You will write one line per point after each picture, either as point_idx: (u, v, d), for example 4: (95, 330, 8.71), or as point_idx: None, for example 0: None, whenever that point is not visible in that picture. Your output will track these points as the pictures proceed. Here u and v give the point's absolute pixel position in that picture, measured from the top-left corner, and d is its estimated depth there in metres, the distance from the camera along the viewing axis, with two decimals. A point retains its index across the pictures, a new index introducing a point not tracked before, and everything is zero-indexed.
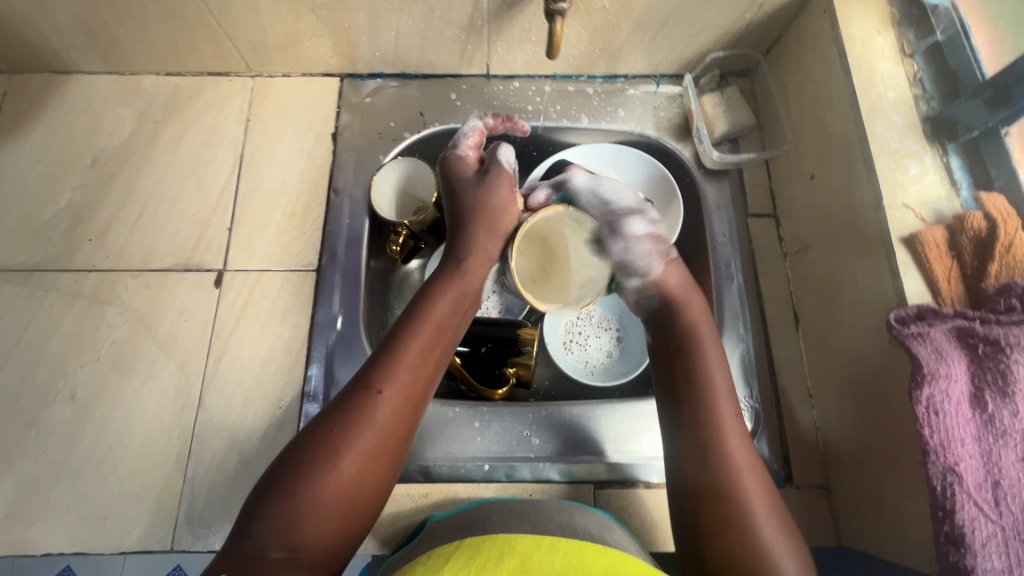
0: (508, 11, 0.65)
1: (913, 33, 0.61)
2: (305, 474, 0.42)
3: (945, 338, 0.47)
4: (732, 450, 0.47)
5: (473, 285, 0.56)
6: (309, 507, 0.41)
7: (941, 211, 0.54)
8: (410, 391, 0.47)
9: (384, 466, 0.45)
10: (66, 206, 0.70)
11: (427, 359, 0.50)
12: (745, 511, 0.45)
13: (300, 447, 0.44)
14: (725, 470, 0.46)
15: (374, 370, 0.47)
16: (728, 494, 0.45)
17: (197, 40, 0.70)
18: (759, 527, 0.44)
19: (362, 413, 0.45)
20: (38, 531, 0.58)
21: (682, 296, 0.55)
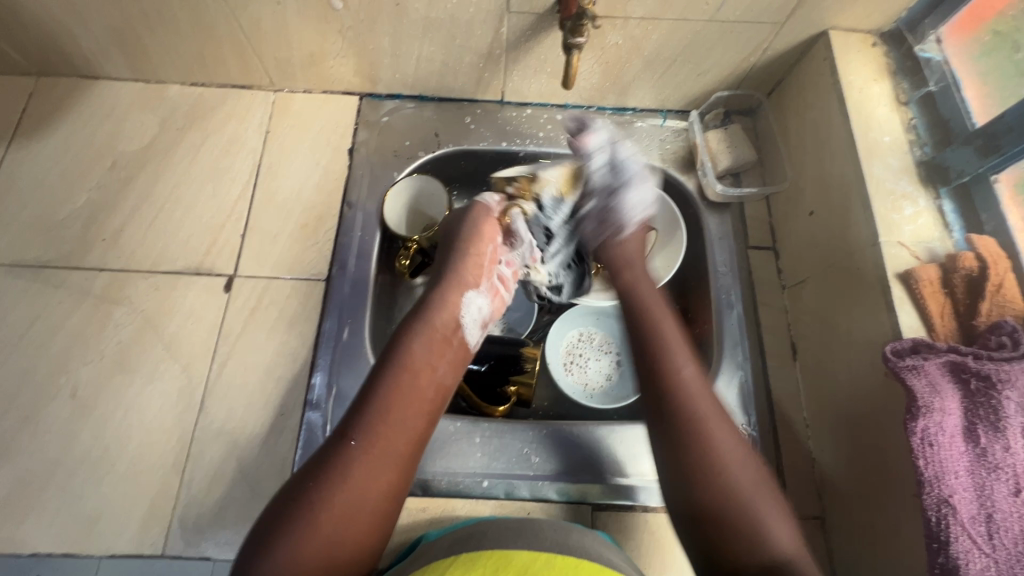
0: (526, 42, 0.68)
1: (907, 84, 0.65)
2: (285, 531, 0.43)
3: (938, 372, 0.49)
4: (692, 397, 0.52)
5: (452, 325, 0.57)
6: (302, 546, 0.43)
7: (933, 250, 0.56)
8: (386, 441, 0.48)
9: (367, 515, 0.46)
10: (82, 206, 0.72)
11: (414, 394, 0.52)
12: (712, 458, 0.49)
13: (289, 499, 0.46)
14: (694, 426, 0.50)
15: (350, 422, 0.49)
16: (699, 445, 0.50)
17: (224, 54, 0.73)
18: (734, 478, 0.48)
19: (346, 458, 0.47)
20: (27, 530, 0.57)
21: (632, 262, 0.65)
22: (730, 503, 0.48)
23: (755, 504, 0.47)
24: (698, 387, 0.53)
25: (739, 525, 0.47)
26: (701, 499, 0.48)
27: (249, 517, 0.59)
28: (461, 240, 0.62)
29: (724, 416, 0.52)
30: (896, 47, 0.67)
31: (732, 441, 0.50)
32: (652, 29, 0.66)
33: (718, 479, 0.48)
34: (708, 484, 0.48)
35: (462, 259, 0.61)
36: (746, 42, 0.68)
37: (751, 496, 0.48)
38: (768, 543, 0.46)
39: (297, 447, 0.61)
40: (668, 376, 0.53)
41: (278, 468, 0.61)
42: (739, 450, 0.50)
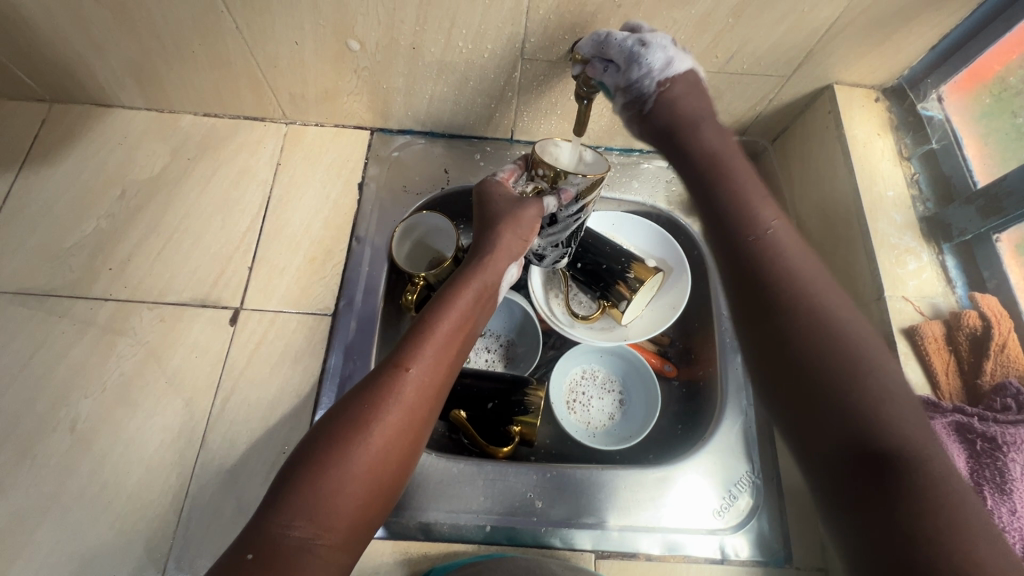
0: (538, 86, 0.69)
1: (910, 139, 0.67)
2: (338, 447, 0.43)
3: (944, 431, 0.49)
4: (776, 247, 0.48)
5: (491, 286, 0.58)
6: (339, 483, 0.42)
7: (937, 306, 0.57)
8: (435, 371, 0.50)
9: (411, 436, 0.47)
10: (90, 234, 0.72)
11: (451, 342, 0.53)
12: (819, 329, 0.43)
13: (324, 435, 0.44)
14: (796, 298, 0.45)
15: (401, 353, 0.50)
16: (803, 313, 0.44)
17: (240, 87, 0.73)
18: (842, 347, 0.42)
19: (390, 392, 0.47)
20: (17, 569, 0.56)
21: (701, 124, 0.56)
22: (837, 363, 0.41)
23: (872, 365, 0.41)
24: (787, 240, 0.48)
25: (847, 401, 0.39)
26: (805, 371, 0.42)
27: None
28: (515, 215, 0.58)
29: (827, 281, 0.46)
30: (899, 102, 0.68)
31: (844, 314, 0.44)
32: None
33: (824, 339, 0.42)
34: (815, 346, 0.42)
35: (513, 232, 0.58)
36: (753, 93, 0.70)
37: (867, 365, 0.41)
38: (885, 420, 0.38)
39: None
40: (755, 235, 0.49)
41: None
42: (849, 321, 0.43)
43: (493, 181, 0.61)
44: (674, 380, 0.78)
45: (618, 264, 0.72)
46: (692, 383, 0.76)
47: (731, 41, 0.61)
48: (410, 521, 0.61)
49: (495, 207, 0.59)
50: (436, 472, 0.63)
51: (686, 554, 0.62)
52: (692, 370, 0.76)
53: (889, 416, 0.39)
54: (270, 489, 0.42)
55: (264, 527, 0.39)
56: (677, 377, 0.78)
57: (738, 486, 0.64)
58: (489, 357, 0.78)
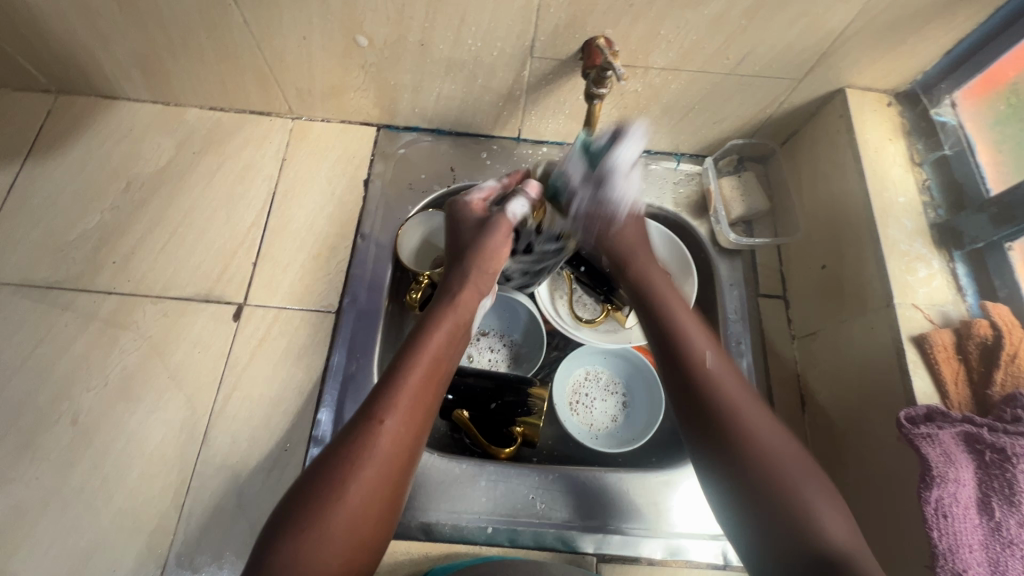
0: (547, 85, 0.69)
1: (922, 144, 0.66)
2: (316, 510, 0.43)
3: (953, 441, 0.49)
4: (723, 391, 0.50)
5: (467, 318, 0.58)
6: (316, 551, 0.42)
7: (947, 314, 0.57)
8: (410, 416, 0.48)
9: (391, 486, 0.46)
10: (94, 226, 0.71)
11: (429, 382, 0.51)
12: (730, 409, 0.49)
13: (301, 503, 0.44)
14: (751, 460, 0.47)
15: (373, 404, 0.48)
16: (754, 456, 0.47)
17: (246, 82, 0.73)
18: (780, 463, 0.46)
19: (366, 448, 0.46)
20: (18, 563, 0.56)
21: (634, 252, 0.64)
22: (770, 492, 0.46)
23: (802, 493, 0.45)
24: (722, 371, 0.52)
25: (791, 513, 0.44)
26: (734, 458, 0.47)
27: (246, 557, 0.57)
28: (484, 247, 0.61)
29: (760, 409, 0.50)
30: (911, 107, 0.68)
31: (751, 405, 0.50)
32: (671, 79, 0.67)
33: (736, 433, 0.48)
34: (764, 471, 0.46)
35: (480, 267, 0.61)
36: (764, 95, 0.69)
37: (792, 482, 0.46)
38: (823, 528, 0.43)
39: None
40: (698, 376, 0.52)
41: None
42: (773, 431, 0.48)
43: (467, 204, 0.66)
44: None
45: None
46: None
47: (743, 43, 0.61)
48: (412, 522, 0.61)
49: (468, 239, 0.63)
50: (438, 472, 0.63)
51: (688, 559, 0.61)
52: None
53: (819, 524, 0.44)
54: (255, 555, 0.43)
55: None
56: None
57: None
58: (492, 356, 0.77)
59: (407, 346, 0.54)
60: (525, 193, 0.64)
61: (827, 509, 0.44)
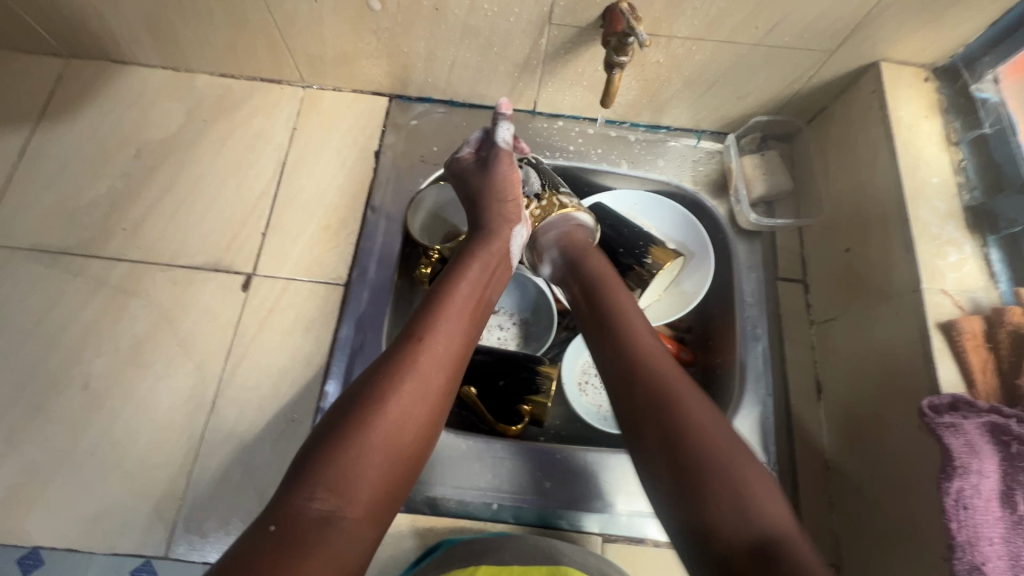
0: (565, 54, 0.66)
1: (959, 123, 0.63)
2: (357, 416, 0.44)
3: (977, 432, 0.47)
4: (654, 377, 0.50)
5: (499, 255, 0.60)
6: (358, 457, 0.42)
7: (978, 300, 0.54)
8: (449, 339, 0.50)
9: (431, 404, 0.47)
10: (104, 193, 0.71)
11: (466, 311, 0.54)
12: (668, 400, 0.48)
13: (343, 416, 0.44)
14: (675, 442, 0.46)
15: (415, 326, 0.50)
16: (663, 445, 0.46)
17: (257, 48, 0.71)
18: (714, 447, 0.45)
19: (408, 365, 0.47)
20: (32, 521, 0.57)
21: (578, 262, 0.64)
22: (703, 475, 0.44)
23: (735, 477, 0.44)
24: (656, 361, 0.52)
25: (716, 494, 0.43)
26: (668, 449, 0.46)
27: None
28: (496, 186, 0.63)
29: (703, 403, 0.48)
30: (950, 83, 0.64)
31: (689, 393, 0.49)
32: (695, 49, 0.64)
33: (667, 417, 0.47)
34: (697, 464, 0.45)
35: (502, 201, 0.63)
36: (792, 68, 0.66)
37: (734, 465, 0.44)
38: (751, 511, 0.42)
39: None
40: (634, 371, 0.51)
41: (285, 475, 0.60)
42: (714, 419, 0.47)
43: (457, 160, 0.66)
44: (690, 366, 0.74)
45: (636, 248, 0.71)
46: (709, 371, 0.72)
47: (773, 10, 0.58)
48: (417, 496, 0.61)
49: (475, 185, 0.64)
50: (443, 448, 0.62)
51: None
52: (710, 358, 0.73)
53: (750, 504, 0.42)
54: (293, 462, 0.43)
55: (287, 504, 0.40)
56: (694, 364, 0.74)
57: None
58: (501, 335, 0.77)
59: (443, 279, 0.56)
60: (501, 115, 0.64)
61: (755, 477, 0.44)
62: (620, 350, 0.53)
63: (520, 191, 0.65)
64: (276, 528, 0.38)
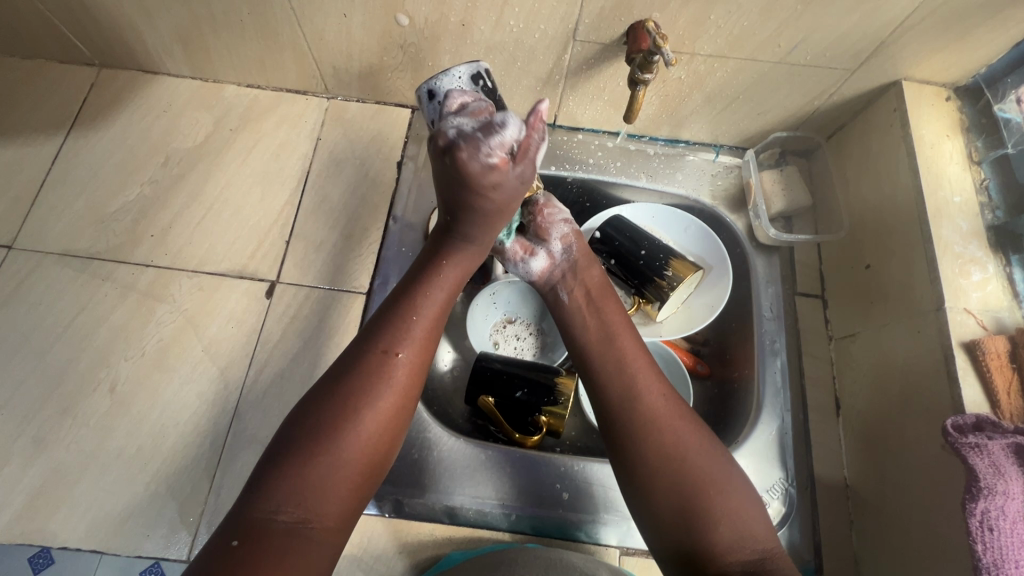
0: (588, 69, 0.67)
1: (981, 143, 0.63)
2: (325, 435, 0.45)
3: (1003, 453, 0.47)
4: (641, 402, 0.52)
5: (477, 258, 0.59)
6: (322, 472, 0.44)
7: (1001, 321, 0.54)
8: (420, 351, 0.51)
9: (402, 419, 0.49)
10: (134, 199, 0.72)
11: (438, 319, 0.54)
12: (654, 427, 0.50)
13: (309, 430, 0.45)
14: (660, 463, 0.49)
15: (387, 336, 0.50)
16: (667, 485, 0.48)
17: (284, 60, 0.73)
18: (697, 483, 0.48)
19: (377, 379, 0.48)
20: (58, 522, 0.58)
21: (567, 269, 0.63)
22: (691, 498, 0.47)
23: (714, 498, 0.47)
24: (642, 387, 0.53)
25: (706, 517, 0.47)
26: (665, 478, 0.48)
27: None
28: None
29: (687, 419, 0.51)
30: (972, 102, 0.64)
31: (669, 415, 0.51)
32: (717, 66, 0.64)
33: (659, 442, 0.50)
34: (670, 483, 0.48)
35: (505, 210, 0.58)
36: (813, 86, 0.66)
37: (716, 490, 0.48)
38: (747, 533, 0.47)
39: None
40: (615, 399, 0.53)
41: None
42: (708, 452, 0.50)
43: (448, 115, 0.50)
44: (707, 379, 0.75)
45: (656, 261, 0.70)
46: (726, 384, 0.73)
47: (797, 29, 0.58)
48: (435, 505, 0.61)
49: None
50: (461, 456, 0.63)
51: None
52: (726, 372, 0.73)
53: (736, 530, 0.47)
54: (257, 475, 0.44)
55: (253, 515, 0.42)
56: (710, 377, 0.75)
57: (770, 492, 0.61)
58: (518, 345, 0.77)
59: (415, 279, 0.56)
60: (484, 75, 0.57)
61: (733, 495, 0.48)
62: (620, 390, 0.53)
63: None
64: (240, 544, 0.40)
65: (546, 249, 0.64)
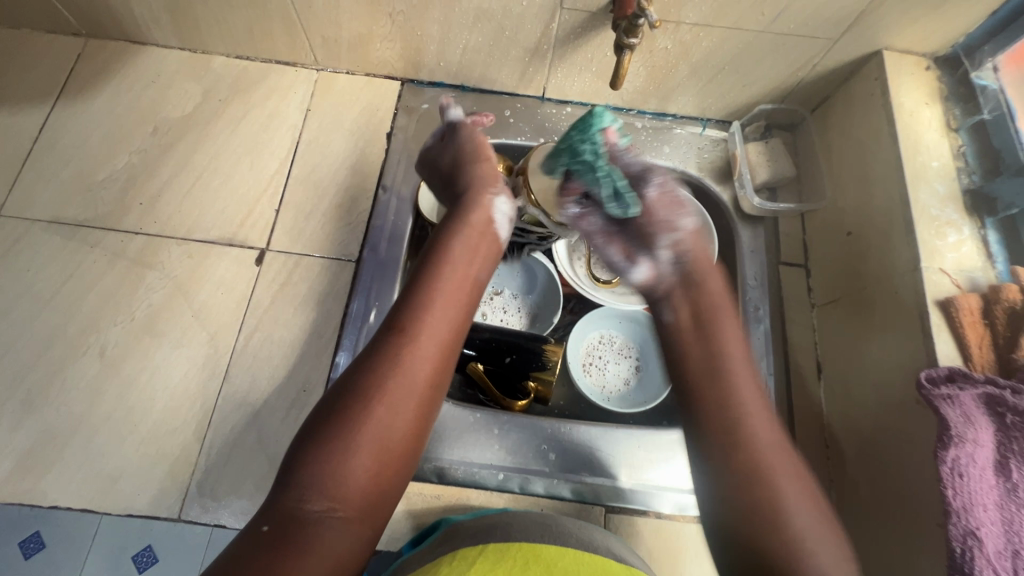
0: (575, 39, 0.68)
1: (959, 110, 0.64)
2: (340, 417, 0.45)
3: (973, 403, 0.48)
4: (750, 430, 0.47)
5: (484, 225, 0.59)
6: (339, 460, 0.44)
7: (975, 280, 0.56)
8: (433, 329, 0.51)
9: (419, 396, 0.48)
10: (122, 168, 0.72)
11: (452, 298, 0.53)
12: (757, 460, 0.46)
13: (325, 415, 0.46)
14: (752, 501, 0.44)
15: (398, 316, 0.51)
16: (755, 520, 0.44)
17: (274, 30, 0.73)
18: (789, 525, 0.43)
19: (390, 356, 0.48)
20: (48, 482, 0.58)
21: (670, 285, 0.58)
22: (780, 552, 0.43)
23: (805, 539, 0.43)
24: (760, 424, 0.48)
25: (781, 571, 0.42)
26: (751, 517, 0.44)
27: (265, 489, 0.59)
28: (461, 153, 0.65)
29: (785, 454, 0.47)
30: (950, 72, 0.66)
31: (780, 455, 0.46)
32: (702, 35, 0.65)
33: (759, 469, 0.46)
34: (762, 524, 0.44)
35: (474, 168, 0.64)
36: (796, 56, 0.68)
37: (803, 547, 0.43)
38: None
39: None
40: (728, 420, 0.48)
41: None
42: (800, 491, 0.45)
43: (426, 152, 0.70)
44: None
45: None
46: None
47: None
48: (425, 464, 0.62)
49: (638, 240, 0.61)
50: (452, 418, 0.64)
51: (694, 515, 0.62)
52: None
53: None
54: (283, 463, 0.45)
55: (282, 504, 0.42)
56: None
57: None
58: (506, 316, 0.78)
59: (430, 260, 0.56)
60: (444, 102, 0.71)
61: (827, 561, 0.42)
62: (726, 427, 0.48)
63: (487, 151, 0.66)
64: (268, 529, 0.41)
65: (651, 256, 0.59)
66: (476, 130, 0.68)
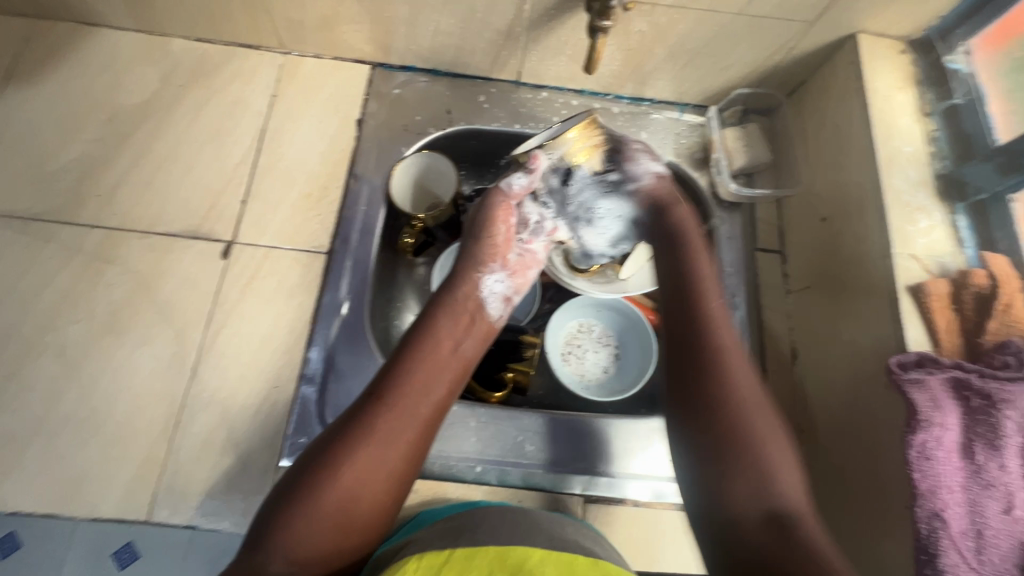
0: (548, 21, 0.66)
1: (932, 94, 0.64)
2: (314, 479, 0.46)
3: (941, 387, 0.49)
4: (721, 334, 0.56)
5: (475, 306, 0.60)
6: (309, 521, 0.45)
7: (945, 265, 0.56)
8: (413, 399, 0.51)
9: (395, 467, 0.48)
10: (76, 158, 0.69)
11: (440, 368, 0.54)
12: (720, 364, 0.54)
13: (300, 473, 0.47)
14: (706, 394, 0.52)
15: (380, 383, 0.52)
16: (712, 411, 0.52)
17: (234, 11, 0.69)
18: (746, 408, 0.52)
19: (368, 421, 0.49)
20: (8, 488, 0.56)
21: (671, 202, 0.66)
22: (736, 448, 0.50)
23: (763, 449, 0.50)
24: (733, 341, 0.56)
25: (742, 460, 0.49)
26: (709, 410, 0.52)
27: (237, 488, 0.58)
28: (477, 228, 0.64)
29: (746, 369, 0.54)
30: (924, 55, 0.66)
31: (740, 371, 0.54)
32: (678, 18, 0.64)
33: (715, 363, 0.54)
34: (721, 418, 0.51)
35: (481, 245, 0.63)
36: (773, 39, 0.66)
37: (766, 454, 0.50)
38: (777, 490, 0.48)
39: (290, 420, 0.60)
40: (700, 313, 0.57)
41: (270, 441, 0.59)
42: (746, 379, 0.53)
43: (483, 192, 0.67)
44: None
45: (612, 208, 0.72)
46: None
47: None
48: None
49: (685, 212, 0.65)
50: None
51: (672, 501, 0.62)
52: None
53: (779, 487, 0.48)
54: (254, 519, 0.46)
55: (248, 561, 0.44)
56: None
57: None
58: None
59: (419, 326, 0.57)
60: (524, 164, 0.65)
61: (785, 469, 0.49)
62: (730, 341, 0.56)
63: (502, 233, 0.64)
64: None
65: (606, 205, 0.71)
66: (506, 211, 0.65)
